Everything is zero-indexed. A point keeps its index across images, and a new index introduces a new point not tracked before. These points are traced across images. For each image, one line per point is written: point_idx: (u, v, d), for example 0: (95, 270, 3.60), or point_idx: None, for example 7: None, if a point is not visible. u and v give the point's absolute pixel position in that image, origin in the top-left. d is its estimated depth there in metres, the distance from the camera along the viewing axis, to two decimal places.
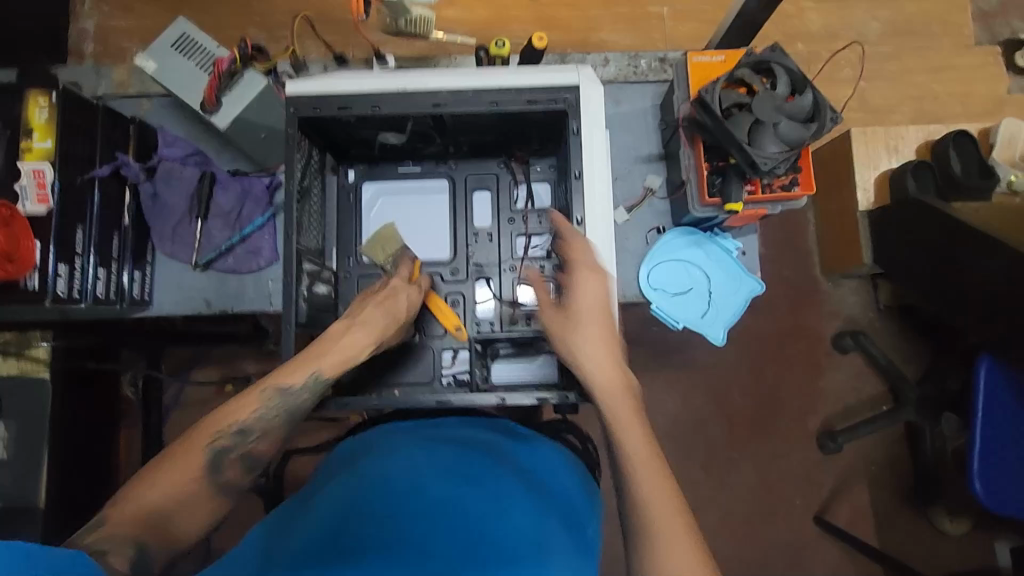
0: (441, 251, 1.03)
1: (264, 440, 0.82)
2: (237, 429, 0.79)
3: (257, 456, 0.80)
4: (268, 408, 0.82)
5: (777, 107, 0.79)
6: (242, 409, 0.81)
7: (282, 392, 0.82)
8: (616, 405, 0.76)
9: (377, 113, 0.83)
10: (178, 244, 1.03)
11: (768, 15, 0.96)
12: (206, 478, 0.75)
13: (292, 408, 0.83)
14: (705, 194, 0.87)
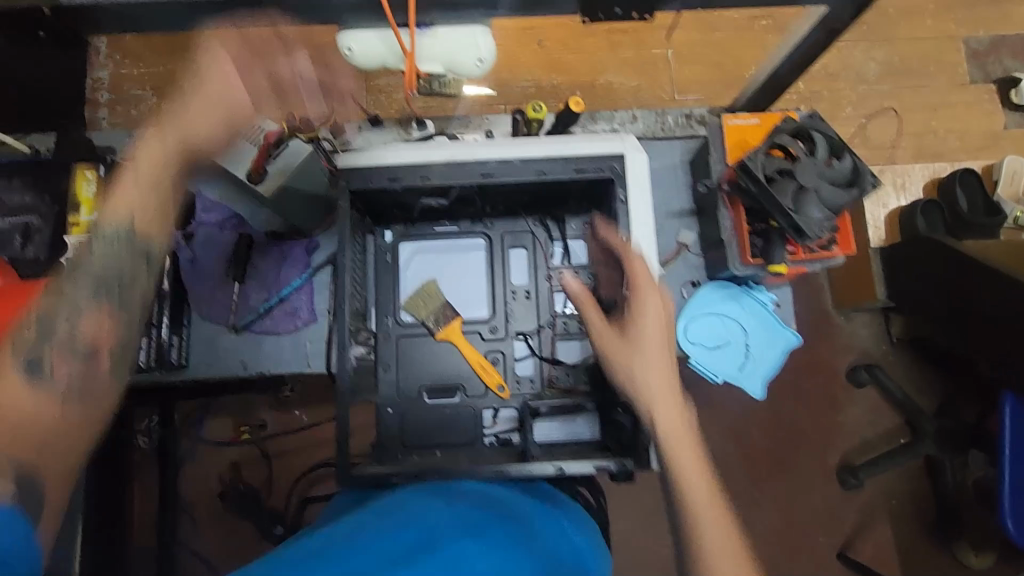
0: (479, 309, 1.04)
1: (93, 324, 0.72)
2: (40, 321, 0.70)
3: (86, 346, 0.71)
4: (75, 300, 0.72)
5: (819, 173, 0.81)
6: (39, 312, 0.71)
7: (85, 263, 0.74)
8: (668, 415, 0.77)
9: (427, 183, 0.85)
10: (214, 307, 1.03)
11: (792, 74, 0.98)
12: (30, 373, 0.68)
13: (111, 272, 0.74)
14: (748, 255, 0.89)
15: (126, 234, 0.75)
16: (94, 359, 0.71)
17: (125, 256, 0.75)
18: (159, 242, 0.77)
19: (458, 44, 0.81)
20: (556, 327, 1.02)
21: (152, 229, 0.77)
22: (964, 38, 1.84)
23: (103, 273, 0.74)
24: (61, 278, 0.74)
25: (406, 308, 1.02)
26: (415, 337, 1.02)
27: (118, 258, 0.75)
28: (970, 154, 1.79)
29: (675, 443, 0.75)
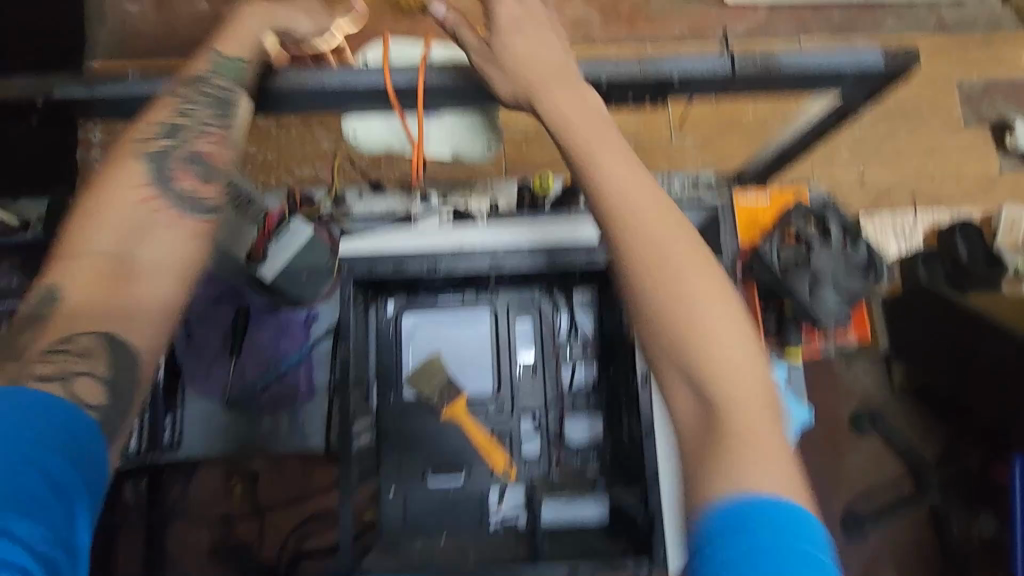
0: (484, 384, 1.00)
1: (211, 150, 0.71)
2: (166, 126, 0.70)
3: (204, 166, 0.70)
4: (195, 107, 0.71)
5: (835, 262, 0.80)
6: (162, 113, 0.70)
7: (198, 91, 0.72)
8: (657, 272, 0.58)
9: (436, 270, 0.84)
10: (210, 383, 0.99)
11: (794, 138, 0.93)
12: (157, 197, 0.67)
13: (220, 100, 0.72)
14: (761, 338, 0.86)
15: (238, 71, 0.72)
16: (210, 180, 0.70)
17: (235, 89, 0.72)
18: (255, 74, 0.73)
19: (462, 134, 0.83)
20: (564, 403, 1.00)
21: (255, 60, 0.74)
22: (960, 81, 1.79)
23: (213, 104, 0.71)
24: (172, 93, 0.71)
25: (409, 383, 0.99)
26: (418, 414, 0.99)
27: (229, 92, 0.72)
28: (968, 199, 1.74)
29: (668, 300, 0.57)
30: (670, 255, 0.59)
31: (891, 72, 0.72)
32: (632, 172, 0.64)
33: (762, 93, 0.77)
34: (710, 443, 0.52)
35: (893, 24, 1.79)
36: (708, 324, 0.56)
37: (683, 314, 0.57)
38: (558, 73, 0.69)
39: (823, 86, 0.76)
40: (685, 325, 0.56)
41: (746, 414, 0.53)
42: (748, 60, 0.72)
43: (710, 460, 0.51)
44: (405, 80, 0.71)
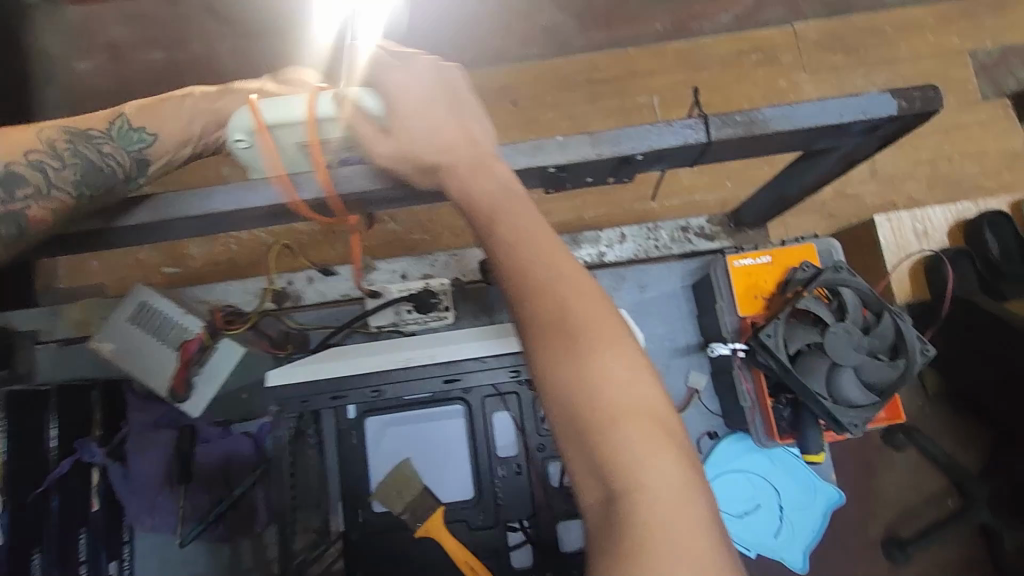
0: (463, 490, 0.89)
1: (42, 213, 0.64)
2: (6, 175, 0.63)
3: (21, 225, 0.63)
4: (58, 163, 0.64)
5: (855, 346, 0.66)
6: (6, 155, 0.64)
7: (77, 142, 0.66)
8: (588, 391, 0.49)
9: (379, 395, 0.70)
10: (158, 517, 0.88)
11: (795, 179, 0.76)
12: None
13: (93, 168, 0.65)
14: (776, 433, 0.73)
15: (130, 144, 0.68)
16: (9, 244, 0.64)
17: (114, 167, 0.67)
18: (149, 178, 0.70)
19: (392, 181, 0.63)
20: (554, 507, 0.88)
21: (153, 157, 0.69)
22: (970, 51, 1.61)
23: (80, 165, 0.65)
24: (34, 138, 0.65)
25: (376, 501, 0.86)
26: (390, 533, 0.87)
27: (114, 167, 0.67)
28: (990, 183, 1.57)
29: (595, 426, 0.48)
30: (595, 370, 0.50)
31: (910, 119, 0.58)
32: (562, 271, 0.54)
33: (751, 157, 0.62)
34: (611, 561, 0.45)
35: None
36: (629, 451, 0.47)
37: (612, 439, 0.48)
38: (483, 177, 0.57)
39: (822, 140, 0.62)
40: (608, 450, 0.47)
41: (681, 554, 0.44)
42: (727, 122, 0.58)
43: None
44: (312, 191, 0.61)
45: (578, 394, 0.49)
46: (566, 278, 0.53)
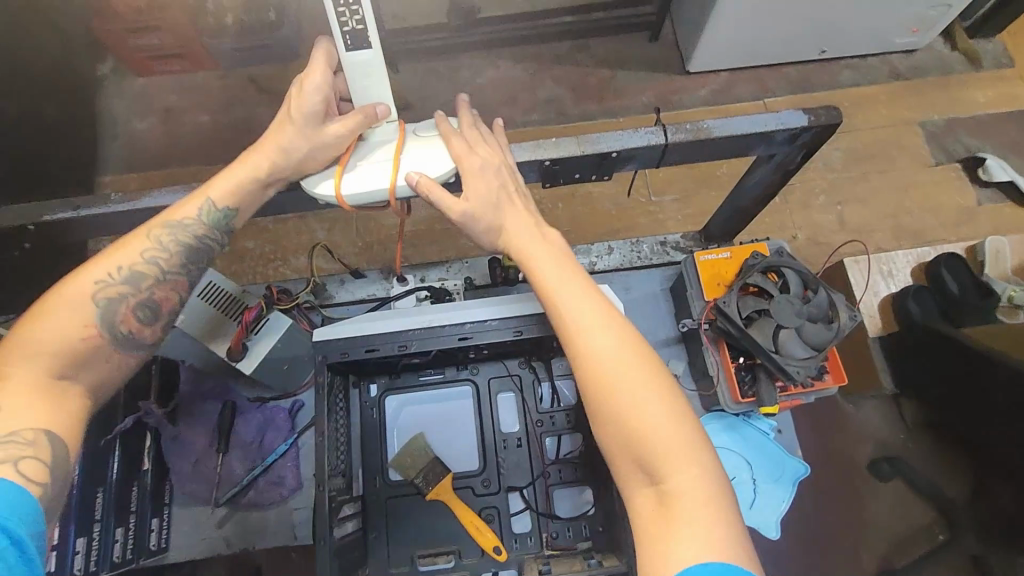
0: (470, 461, 1.00)
1: (163, 294, 0.78)
2: (129, 273, 0.75)
3: (153, 308, 0.77)
4: (166, 252, 0.77)
5: (797, 311, 0.81)
6: (127, 257, 0.75)
7: (175, 231, 0.77)
8: (640, 419, 0.64)
9: (404, 351, 0.84)
10: (199, 481, 0.98)
11: (746, 188, 0.94)
12: (102, 337, 0.73)
13: (193, 249, 0.79)
14: (738, 393, 0.86)
15: (217, 221, 0.79)
16: (152, 324, 0.78)
17: (208, 242, 0.80)
18: (232, 236, 0.83)
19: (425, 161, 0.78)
20: (551, 476, 0.99)
21: (236, 220, 0.81)
22: (921, 122, 2.05)
23: (185, 248, 0.78)
24: (144, 237, 0.77)
25: (393, 467, 0.97)
26: (404, 497, 0.97)
27: (206, 243, 0.80)
28: (946, 231, 1.93)
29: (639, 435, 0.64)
30: (642, 405, 0.64)
31: (818, 129, 0.77)
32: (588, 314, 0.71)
33: (703, 158, 0.81)
34: (666, 534, 0.59)
35: (847, 76, 2.09)
36: (677, 458, 0.62)
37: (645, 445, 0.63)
38: (559, 261, 0.74)
39: (756, 148, 0.81)
40: (662, 457, 0.62)
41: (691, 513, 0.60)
42: (680, 130, 0.77)
43: (666, 555, 0.58)
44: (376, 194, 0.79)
45: (626, 417, 0.65)
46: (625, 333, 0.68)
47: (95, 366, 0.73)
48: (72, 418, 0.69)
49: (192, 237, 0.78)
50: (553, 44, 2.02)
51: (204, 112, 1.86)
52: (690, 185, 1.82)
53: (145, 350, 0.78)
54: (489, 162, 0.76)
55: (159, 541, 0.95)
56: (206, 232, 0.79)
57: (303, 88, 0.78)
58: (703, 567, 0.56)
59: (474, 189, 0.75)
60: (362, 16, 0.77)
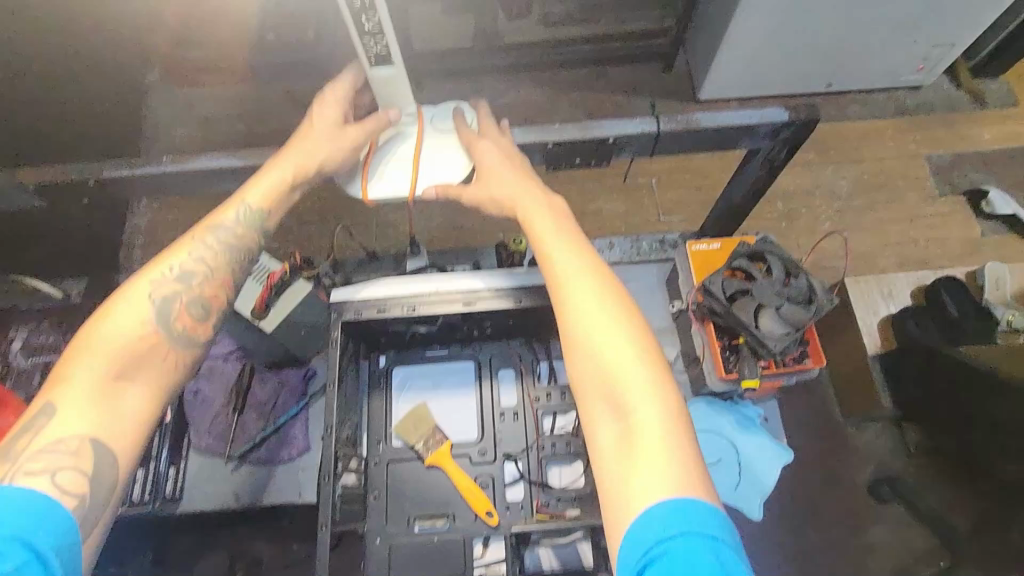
0: (469, 432, 1.05)
1: (211, 292, 0.82)
2: (180, 271, 0.80)
3: (202, 306, 0.81)
4: (211, 251, 0.83)
5: (777, 292, 0.88)
6: (178, 258, 0.80)
7: (220, 232, 0.83)
8: (609, 351, 0.62)
9: (414, 313, 0.94)
10: (214, 437, 1.05)
11: (735, 185, 1.03)
12: (159, 334, 0.76)
13: (236, 247, 0.84)
14: (723, 369, 0.92)
15: (256, 220, 0.85)
16: (204, 322, 0.81)
17: (248, 241, 0.85)
18: (269, 235, 0.88)
19: (441, 170, 0.87)
20: (545, 449, 1.02)
21: (273, 220, 0.87)
22: (926, 156, 2.11)
23: (228, 246, 0.84)
24: (194, 241, 0.83)
25: (397, 433, 1.02)
26: (404, 462, 1.02)
27: (246, 241, 0.85)
28: (951, 260, 1.95)
29: (610, 364, 0.61)
30: (614, 338, 0.63)
31: (798, 124, 0.86)
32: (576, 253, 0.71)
33: (692, 147, 0.91)
34: (627, 472, 0.56)
35: (855, 111, 2.17)
36: (644, 389, 0.59)
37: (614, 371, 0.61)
38: (557, 220, 0.76)
39: (744, 139, 0.90)
40: (628, 395, 0.59)
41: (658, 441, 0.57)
42: (672, 121, 0.87)
43: (628, 493, 0.55)
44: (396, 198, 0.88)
45: (597, 349, 0.63)
46: (604, 283, 0.68)
47: (155, 368, 0.75)
48: (131, 421, 0.70)
49: (232, 236, 0.84)
50: (571, 71, 2.14)
51: (242, 121, 1.99)
52: (696, 206, 1.89)
53: (200, 350, 0.80)
54: (498, 146, 0.83)
55: (176, 489, 1.02)
56: (246, 232, 0.84)
57: (326, 101, 0.85)
58: (664, 504, 0.52)
59: (485, 161, 0.82)
60: (386, 43, 0.77)
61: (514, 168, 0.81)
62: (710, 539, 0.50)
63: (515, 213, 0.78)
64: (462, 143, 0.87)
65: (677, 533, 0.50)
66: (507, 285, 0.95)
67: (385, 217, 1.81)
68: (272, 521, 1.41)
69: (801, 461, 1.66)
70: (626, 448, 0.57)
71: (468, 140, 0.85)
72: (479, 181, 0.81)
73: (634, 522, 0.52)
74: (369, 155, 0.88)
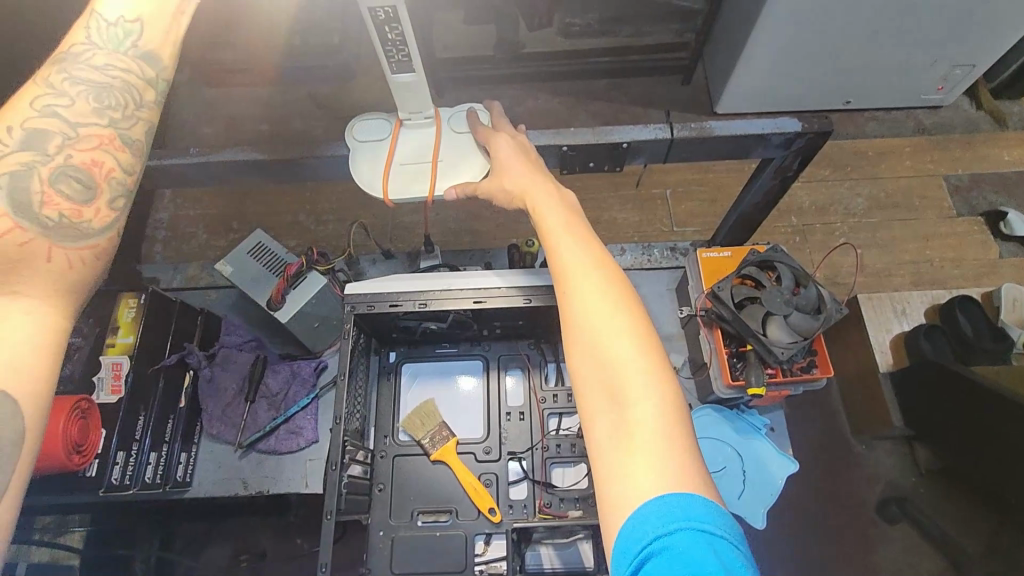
0: (475, 430, 1.06)
1: (87, 156, 0.65)
2: (25, 133, 0.63)
3: (82, 176, 0.64)
4: (69, 99, 0.65)
5: (786, 300, 0.88)
6: (19, 115, 0.63)
7: (72, 71, 0.66)
8: (609, 346, 0.63)
9: (424, 309, 0.95)
10: (225, 424, 1.07)
11: (748, 195, 1.04)
12: (24, 226, 0.60)
13: (103, 84, 0.67)
14: (729, 376, 0.93)
15: (121, 43, 0.67)
16: (91, 201, 0.64)
17: (127, 78, 0.68)
18: (165, 70, 0.70)
19: (460, 169, 0.87)
20: (549, 449, 1.03)
21: (153, 45, 0.69)
22: (945, 175, 2.09)
23: (90, 87, 0.66)
24: (37, 86, 0.65)
25: (403, 427, 1.03)
26: (409, 456, 1.03)
27: (121, 75, 0.68)
28: (969, 281, 1.92)
29: (610, 358, 0.62)
30: (617, 332, 0.63)
31: (811, 135, 0.87)
32: (584, 247, 0.72)
33: (705, 154, 0.92)
34: (621, 465, 0.56)
35: (873, 128, 2.16)
36: (641, 384, 0.60)
37: (613, 365, 0.62)
38: (567, 214, 0.77)
39: (756, 148, 0.92)
40: (625, 386, 0.60)
41: (653, 436, 0.57)
42: (685, 129, 0.89)
43: (623, 485, 0.55)
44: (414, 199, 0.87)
45: (598, 343, 0.64)
46: (607, 276, 0.69)
47: (38, 272, 0.60)
48: (23, 352, 0.57)
49: (93, 71, 0.67)
50: (588, 81, 2.16)
51: (264, 122, 2.04)
52: (709, 218, 1.90)
53: (91, 234, 0.64)
54: (514, 143, 0.86)
55: (186, 474, 1.03)
56: (110, 53, 0.67)
57: None
58: (660, 500, 0.51)
59: (502, 157, 0.84)
60: (407, 51, 0.78)
61: (529, 165, 0.83)
62: (707, 535, 0.49)
63: (527, 206, 0.80)
64: (477, 140, 0.88)
65: (676, 529, 0.49)
66: (518, 285, 0.96)
67: (401, 221, 1.84)
68: (275, 513, 1.42)
69: (808, 477, 1.65)
70: (622, 443, 0.57)
71: (482, 138, 0.87)
72: (497, 175, 0.83)
73: (631, 519, 0.52)
74: (389, 156, 0.88)
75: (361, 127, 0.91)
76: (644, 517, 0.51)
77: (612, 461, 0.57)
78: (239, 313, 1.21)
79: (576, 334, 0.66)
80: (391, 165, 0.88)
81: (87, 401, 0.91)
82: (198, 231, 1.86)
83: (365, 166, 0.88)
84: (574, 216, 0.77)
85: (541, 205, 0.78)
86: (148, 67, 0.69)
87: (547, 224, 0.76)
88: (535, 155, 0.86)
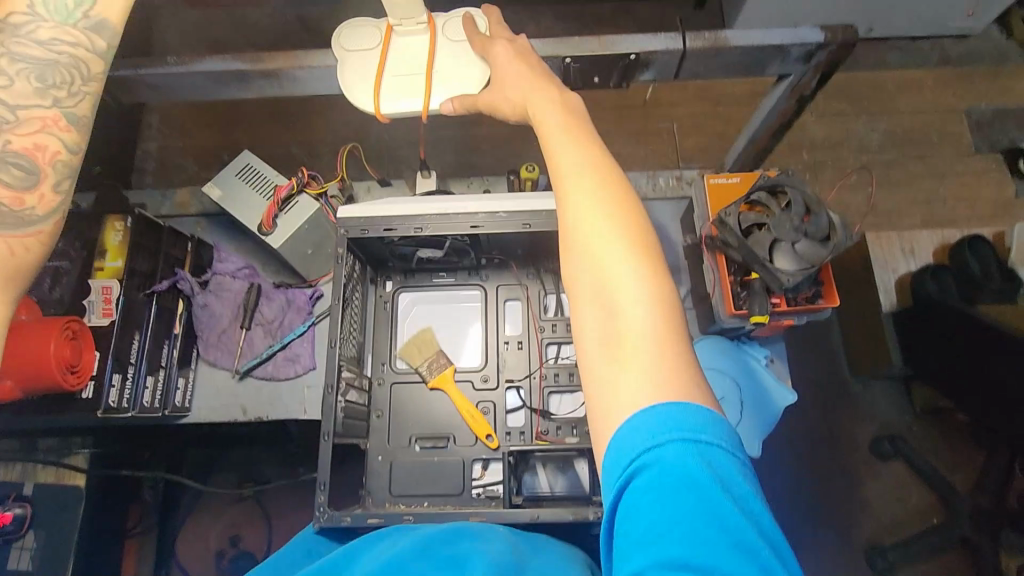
0: (473, 358, 1.05)
1: (29, 141, 0.64)
2: None
3: (24, 162, 0.64)
4: (7, 78, 0.63)
5: (795, 227, 0.84)
6: None
7: (12, 47, 0.63)
8: (606, 254, 0.60)
9: (420, 234, 0.93)
10: (222, 351, 1.07)
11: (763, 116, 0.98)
12: None
13: (48, 62, 0.64)
14: (731, 305, 0.91)
15: (70, 15, 0.64)
16: (33, 186, 0.64)
17: (75, 52, 0.65)
18: (115, 40, 0.67)
19: (458, 83, 0.82)
20: (547, 378, 1.02)
21: (107, 15, 0.66)
22: (966, 110, 2.00)
23: (32, 65, 0.63)
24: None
25: (401, 355, 1.02)
26: (407, 384, 1.03)
27: (70, 51, 0.65)
28: (982, 221, 1.87)
29: (606, 268, 0.59)
30: (614, 240, 0.60)
31: (834, 46, 0.81)
32: (586, 152, 0.68)
33: (719, 67, 0.87)
34: (612, 375, 0.55)
35: (895, 59, 2.05)
36: (636, 292, 0.57)
37: (609, 275, 0.59)
38: (568, 119, 0.72)
39: (773, 62, 0.86)
40: (619, 294, 0.58)
41: (646, 345, 0.55)
42: (698, 38, 0.83)
43: (614, 395, 0.54)
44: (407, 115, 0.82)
45: (594, 252, 0.61)
46: (607, 182, 0.65)
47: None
48: None
49: (38, 39, 0.63)
50: (594, 5, 2.03)
51: (252, 46, 1.93)
52: (717, 153, 1.83)
53: (37, 227, 0.65)
54: (514, 48, 0.80)
55: (184, 399, 1.03)
56: (48, 22, 0.63)
57: None
58: (651, 411, 0.49)
59: (500, 63, 0.79)
60: None
61: (530, 70, 0.78)
62: (701, 445, 0.47)
63: (528, 115, 0.75)
64: (473, 47, 0.82)
65: (667, 441, 0.47)
66: (519, 210, 0.93)
67: (398, 153, 1.78)
68: (277, 442, 1.45)
69: (803, 414, 1.66)
70: (615, 353, 0.56)
71: (480, 46, 0.81)
72: (495, 87, 0.78)
73: (621, 430, 0.50)
74: (380, 67, 0.81)
75: (349, 34, 0.84)
76: (637, 427, 0.49)
77: (605, 371, 0.56)
78: (231, 241, 1.18)
79: (574, 244, 0.63)
80: (382, 78, 0.81)
81: (78, 323, 0.89)
82: (188, 162, 1.80)
83: (355, 83, 0.82)
84: (577, 121, 0.72)
85: (542, 111, 0.73)
86: (98, 38, 0.66)
87: (548, 130, 0.71)
88: (539, 60, 0.80)
